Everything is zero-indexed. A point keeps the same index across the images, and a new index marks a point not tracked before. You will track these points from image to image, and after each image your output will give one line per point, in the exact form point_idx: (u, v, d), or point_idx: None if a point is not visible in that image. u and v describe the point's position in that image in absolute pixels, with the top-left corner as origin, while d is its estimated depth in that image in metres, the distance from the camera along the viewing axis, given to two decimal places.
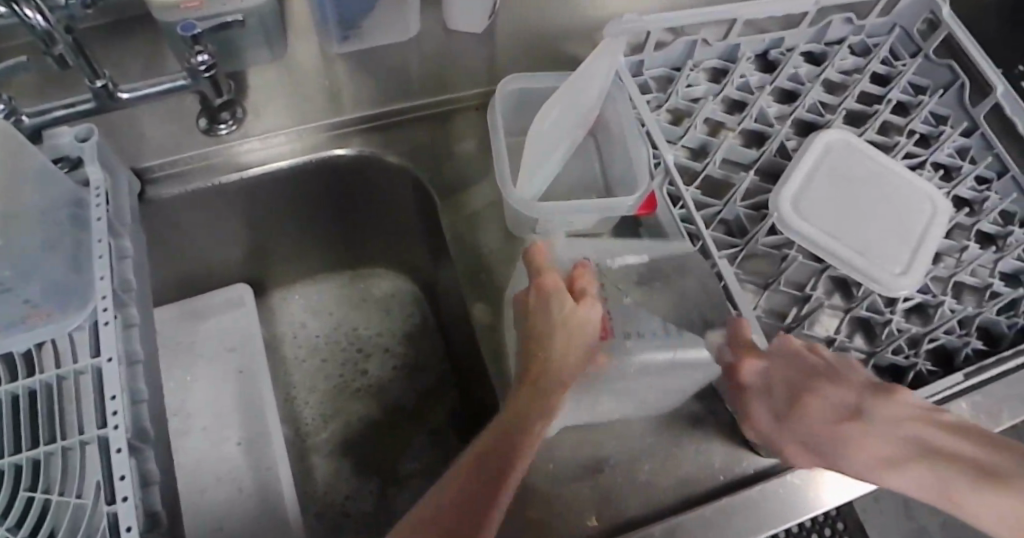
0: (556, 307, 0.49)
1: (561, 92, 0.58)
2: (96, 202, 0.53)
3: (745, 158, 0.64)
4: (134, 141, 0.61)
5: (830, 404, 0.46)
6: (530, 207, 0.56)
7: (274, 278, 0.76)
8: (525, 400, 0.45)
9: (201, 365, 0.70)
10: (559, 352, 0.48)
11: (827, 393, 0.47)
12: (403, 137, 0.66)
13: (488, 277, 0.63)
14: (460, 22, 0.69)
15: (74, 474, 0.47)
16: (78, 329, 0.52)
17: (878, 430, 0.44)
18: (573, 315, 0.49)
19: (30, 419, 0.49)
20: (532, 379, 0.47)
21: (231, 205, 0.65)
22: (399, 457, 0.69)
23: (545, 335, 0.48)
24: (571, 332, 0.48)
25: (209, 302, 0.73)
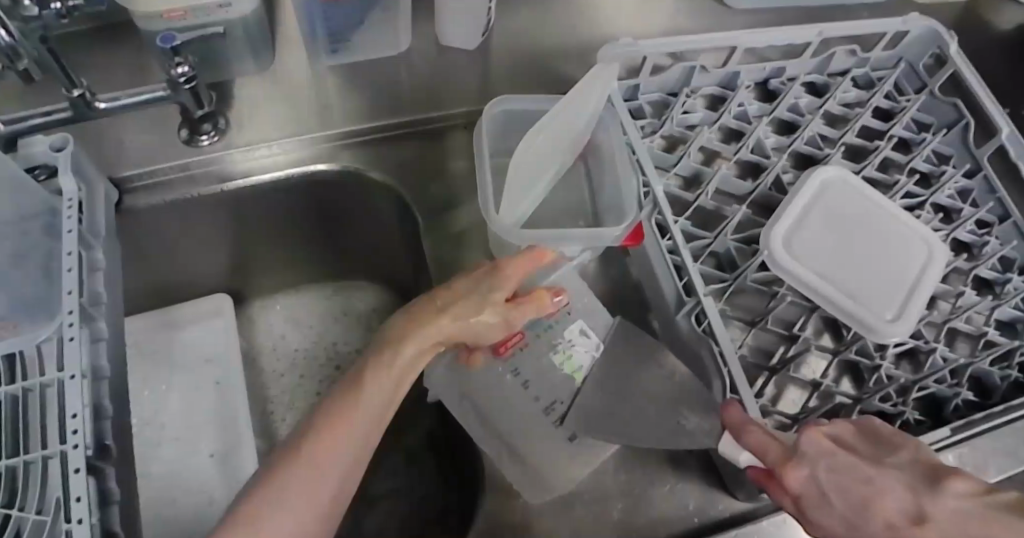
0: (488, 283, 0.50)
1: (553, 114, 0.57)
2: (66, 212, 0.51)
3: (740, 190, 0.63)
4: (114, 149, 0.60)
5: (831, 483, 0.41)
6: (512, 233, 0.54)
7: (257, 288, 0.75)
8: (413, 352, 0.46)
9: (177, 375, 0.69)
10: (436, 327, 0.48)
11: (823, 471, 0.41)
12: (390, 153, 0.65)
13: None
14: (453, 38, 0.68)
15: (30, 492, 0.46)
16: (46, 339, 0.51)
17: (888, 511, 0.39)
18: (490, 299, 0.50)
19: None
20: (428, 329, 0.48)
21: (211, 214, 0.64)
22: (373, 477, 0.68)
23: (461, 297, 0.50)
24: (479, 309, 0.50)
25: (189, 310, 0.72)
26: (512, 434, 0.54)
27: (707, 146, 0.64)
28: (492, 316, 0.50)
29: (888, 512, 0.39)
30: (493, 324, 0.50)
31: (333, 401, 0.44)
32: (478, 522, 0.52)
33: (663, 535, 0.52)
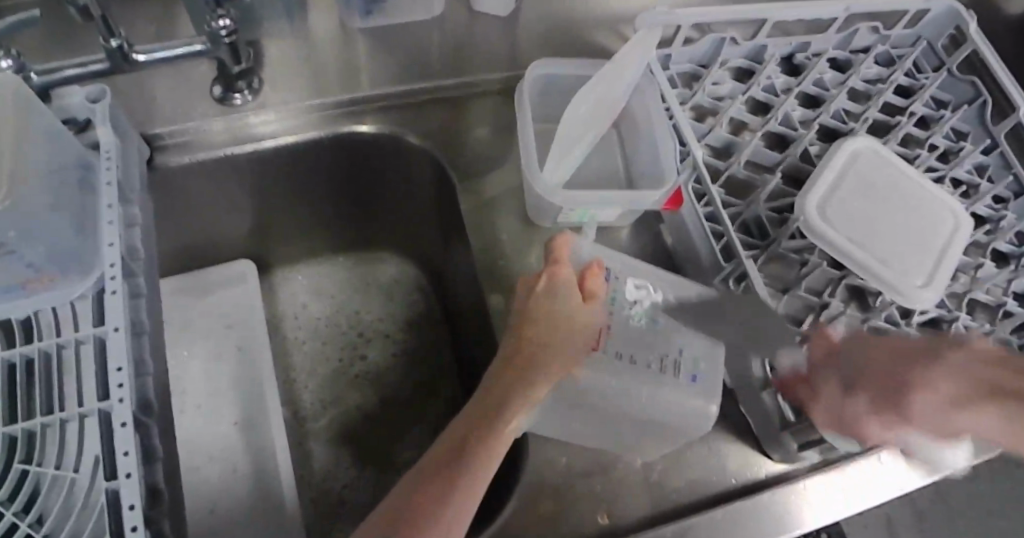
0: (562, 297, 0.49)
1: (596, 80, 0.56)
2: (104, 164, 0.50)
3: (769, 160, 0.63)
4: (144, 105, 0.59)
5: (864, 360, 0.47)
6: (557, 194, 0.54)
7: (277, 256, 0.74)
8: (504, 381, 0.45)
9: (199, 341, 0.68)
10: (524, 373, 0.46)
11: (848, 348, 0.48)
12: (421, 117, 0.64)
13: (502, 264, 0.60)
14: (485, 4, 0.68)
15: (70, 448, 0.45)
16: (80, 297, 0.49)
17: (885, 361, 0.45)
18: (567, 326, 0.48)
19: (25, 387, 0.47)
20: (516, 357, 0.46)
21: (239, 176, 0.63)
22: (397, 444, 0.67)
23: (544, 318, 0.47)
24: (570, 325, 0.48)
25: (208, 277, 0.70)
26: (620, 407, 0.49)
27: (736, 117, 0.65)
28: (580, 344, 0.48)
29: (900, 365, 0.44)
30: (581, 333, 0.49)
31: (432, 464, 0.42)
32: (520, 484, 0.52)
33: (700, 494, 0.53)
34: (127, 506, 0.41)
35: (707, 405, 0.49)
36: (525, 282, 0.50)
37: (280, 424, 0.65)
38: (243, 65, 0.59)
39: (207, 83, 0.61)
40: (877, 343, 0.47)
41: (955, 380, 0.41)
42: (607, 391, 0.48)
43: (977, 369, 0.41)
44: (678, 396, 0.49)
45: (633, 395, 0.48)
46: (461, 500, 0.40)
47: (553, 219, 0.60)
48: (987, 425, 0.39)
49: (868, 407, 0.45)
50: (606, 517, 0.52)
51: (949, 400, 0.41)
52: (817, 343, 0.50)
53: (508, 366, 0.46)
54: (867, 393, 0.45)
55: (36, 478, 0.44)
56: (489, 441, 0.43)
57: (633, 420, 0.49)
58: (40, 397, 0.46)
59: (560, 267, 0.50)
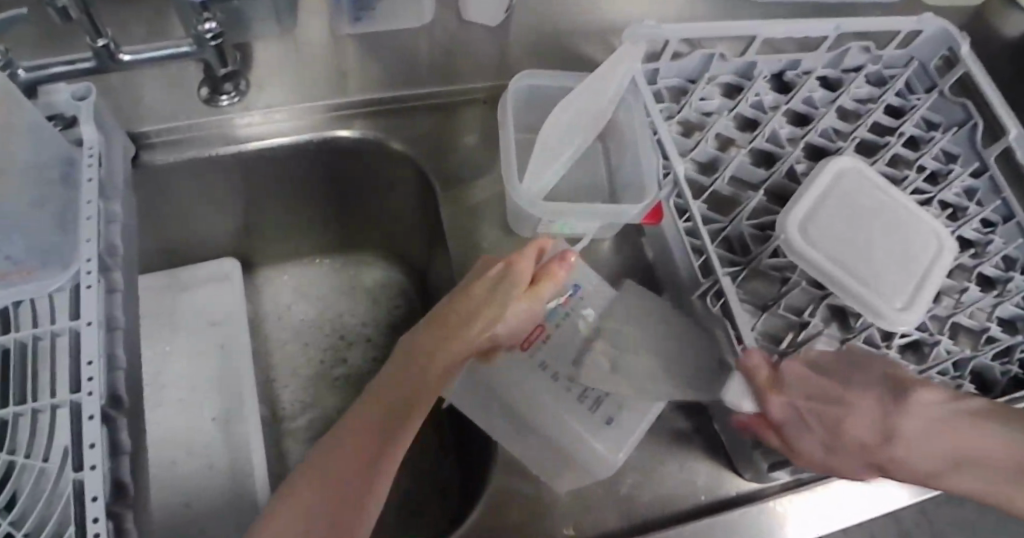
0: (509, 287, 0.51)
1: (576, 94, 0.56)
2: (87, 161, 0.51)
3: (756, 178, 0.63)
4: (132, 102, 0.60)
5: (817, 410, 0.43)
6: (537, 206, 0.54)
7: (264, 255, 0.75)
8: (437, 345, 0.47)
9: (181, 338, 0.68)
10: (453, 348, 0.48)
11: (802, 398, 0.44)
12: (409, 125, 0.64)
13: None
14: (476, 13, 0.67)
15: (40, 438, 0.45)
16: (58, 289, 0.50)
17: (857, 425, 0.42)
18: (495, 314, 0.50)
19: (2, 375, 0.47)
20: (450, 326, 0.48)
21: (226, 176, 0.63)
22: None
23: (483, 300, 0.50)
24: (510, 314, 0.51)
25: (195, 274, 0.71)
26: (547, 433, 0.51)
27: (723, 133, 0.64)
28: (506, 327, 0.51)
29: (857, 422, 0.42)
30: (517, 323, 0.52)
31: (356, 418, 0.43)
32: (487, 492, 0.52)
33: (668, 512, 0.53)
34: (90, 496, 0.41)
35: (617, 449, 0.51)
36: (475, 267, 0.53)
37: (258, 423, 0.65)
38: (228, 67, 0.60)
39: (195, 83, 0.61)
40: (834, 386, 0.44)
41: (931, 454, 0.41)
42: (537, 414, 0.51)
43: (946, 430, 0.41)
44: (596, 436, 0.51)
45: (555, 423, 0.51)
46: (383, 462, 0.42)
47: (533, 228, 0.60)
48: (977, 486, 0.41)
49: (850, 468, 0.44)
50: (571, 530, 0.51)
51: (928, 472, 0.41)
52: (761, 383, 0.44)
53: (440, 332, 0.48)
54: (854, 458, 0.43)
55: (5, 466, 0.45)
56: (415, 408, 0.45)
57: (556, 448, 0.51)
58: (15, 385, 0.47)
59: (519, 258, 0.52)
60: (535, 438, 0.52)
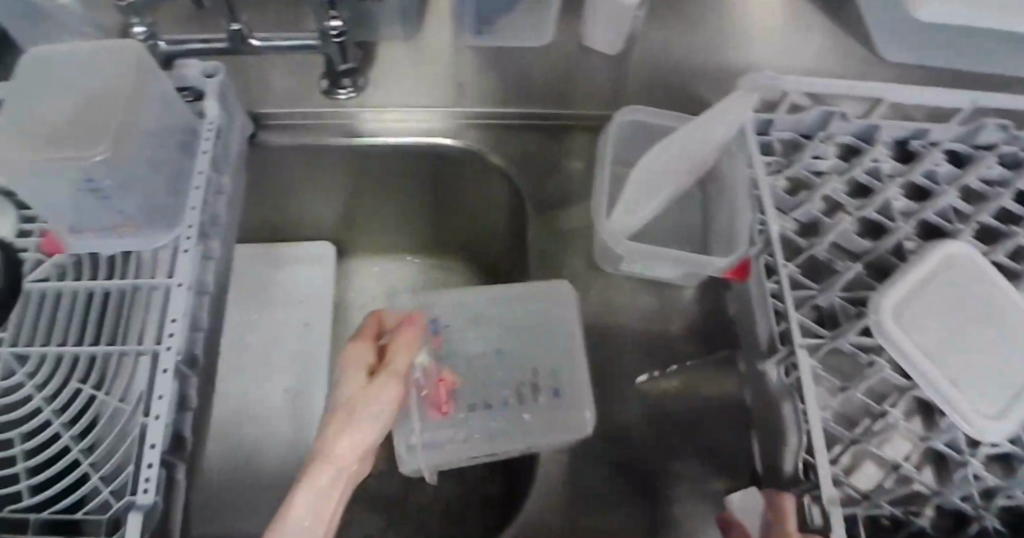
0: (355, 358, 0.50)
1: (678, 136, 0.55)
2: (206, 135, 0.55)
3: (856, 247, 0.60)
4: (257, 85, 0.63)
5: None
6: (620, 244, 0.54)
7: (356, 247, 0.77)
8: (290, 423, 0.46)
9: (263, 310, 0.72)
10: (371, 400, 0.47)
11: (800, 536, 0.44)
12: (515, 142, 0.65)
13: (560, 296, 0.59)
14: (595, 40, 0.63)
15: (120, 378, 0.53)
16: (162, 246, 0.55)
17: None
18: (383, 389, 0.48)
19: (103, 314, 0.55)
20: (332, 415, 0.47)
21: (334, 165, 0.66)
22: None
23: (347, 378, 0.49)
24: (372, 393, 0.48)
25: (290, 252, 0.74)
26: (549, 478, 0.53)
27: (832, 197, 0.61)
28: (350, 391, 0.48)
29: None
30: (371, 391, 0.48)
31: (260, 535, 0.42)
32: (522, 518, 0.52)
33: None
34: (149, 443, 0.45)
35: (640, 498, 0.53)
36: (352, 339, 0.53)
37: (322, 403, 0.68)
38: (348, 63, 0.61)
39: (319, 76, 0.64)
40: None
41: None
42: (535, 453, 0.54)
43: None
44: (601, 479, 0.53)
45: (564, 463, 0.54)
46: None
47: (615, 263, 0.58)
48: None
49: None
50: None
51: None
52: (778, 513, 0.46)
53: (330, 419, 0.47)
54: None
55: (87, 396, 0.53)
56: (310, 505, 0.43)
57: (582, 488, 0.53)
58: (109, 324, 0.55)
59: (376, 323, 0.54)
60: (544, 483, 0.53)
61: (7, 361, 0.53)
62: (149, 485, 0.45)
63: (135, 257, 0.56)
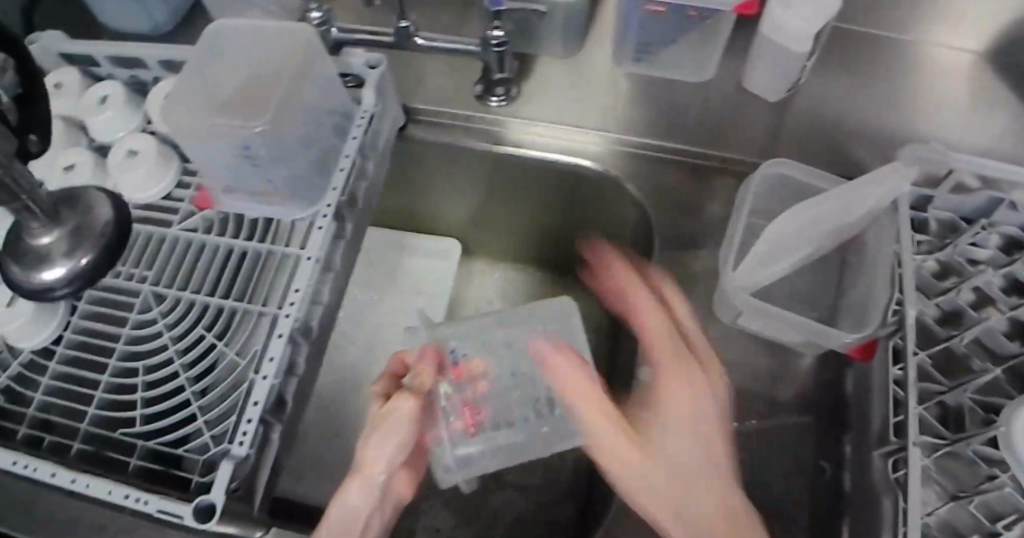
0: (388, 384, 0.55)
1: (827, 200, 0.52)
2: (359, 122, 0.57)
3: (1002, 349, 0.52)
4: (414, 82, 0.66)
5: None
6: (742, 297, 0.52)
7: (478, 249, 0.78)
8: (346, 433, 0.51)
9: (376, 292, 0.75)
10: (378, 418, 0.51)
11: None
12: (659, 175, 0.62)
13: (672, 340, 0.57)
14: (757, 86, 0.62)
15: (242, 335, 0.55)
16: (300, 219, 0.57)
17: None
18: (391, 411, 0.52)
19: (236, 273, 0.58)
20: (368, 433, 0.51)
21: (469, 167, 0.68)
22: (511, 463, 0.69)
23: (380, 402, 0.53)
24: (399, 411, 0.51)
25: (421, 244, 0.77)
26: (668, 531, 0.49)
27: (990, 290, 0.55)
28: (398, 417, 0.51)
29: None
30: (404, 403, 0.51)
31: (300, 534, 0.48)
32: None
33: None
34: (253, 400, 0.49)
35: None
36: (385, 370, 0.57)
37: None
38: (504, 73, 0.62)
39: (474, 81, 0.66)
40: None
41: None
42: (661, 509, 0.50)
43: None
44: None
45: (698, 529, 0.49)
46: None
47: (733, 316, 0.56)
48: None
49: None
50: None
51: None
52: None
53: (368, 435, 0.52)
54: None
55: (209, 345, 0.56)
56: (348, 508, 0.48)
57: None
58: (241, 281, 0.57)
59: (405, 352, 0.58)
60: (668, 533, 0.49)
61: (147, 298, 0.57)
62: (245, 441, 0.48)
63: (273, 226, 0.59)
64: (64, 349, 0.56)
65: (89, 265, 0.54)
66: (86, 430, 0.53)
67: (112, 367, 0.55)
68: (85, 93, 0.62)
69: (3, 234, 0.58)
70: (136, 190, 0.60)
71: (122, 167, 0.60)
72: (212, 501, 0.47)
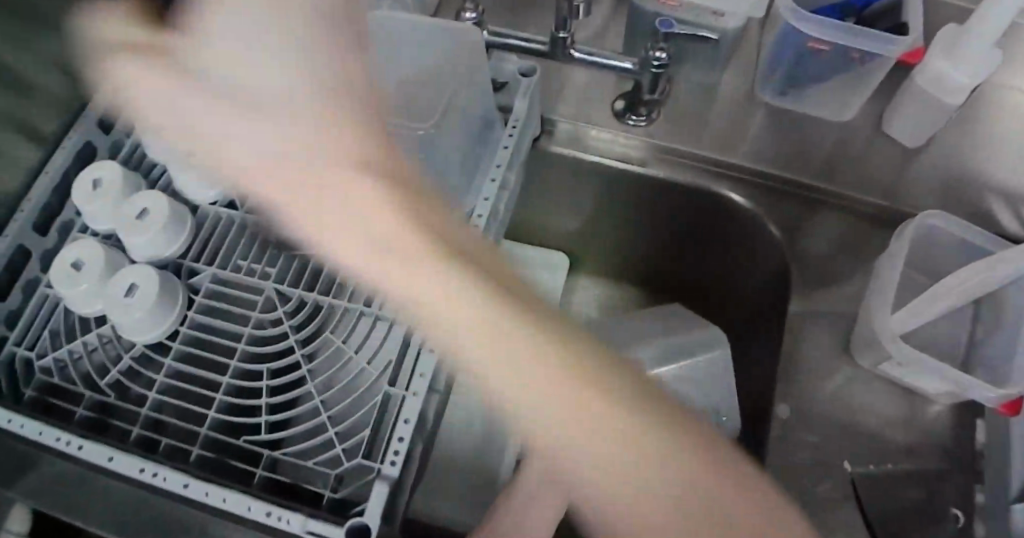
0: None
1: (980, 263, 0.52)
2: (509, 132, 0.58)
3: None
4: (552, 94, 0.66)
5: None
6: (898, 347, 0.52)
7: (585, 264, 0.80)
8: None
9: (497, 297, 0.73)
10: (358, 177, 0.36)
11: None
12: (796, 213, 0.62)
13: (804, 376, 0.58)
14: (898, 129, 0.62)
15: (370, 343, 0.55)
16: None
17: None
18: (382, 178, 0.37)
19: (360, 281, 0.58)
20: None
21: (597, 186, 0.68)
22: None
23: None
24: None
25: (530, 254, 0.75)
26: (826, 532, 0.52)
27: None
28: (364, 194, 0.35)
29: None
30: None
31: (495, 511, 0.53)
32: None
33: None
34: (403, 418, 0.49)
35: None
36: None
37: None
38: (654, 95, 0.61)
39: (613, 97, 0.66)
40: None
41: None
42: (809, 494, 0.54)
43: None
44: None
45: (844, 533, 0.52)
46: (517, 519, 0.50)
47: (872, 361, 0.57)
48: None
49: None
50: None
51: None
52: None
53: None
54: None
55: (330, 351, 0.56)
56: None
57: None
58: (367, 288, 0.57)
59: None
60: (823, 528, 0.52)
61: (271, 297, 0.56)
62: (395, 459, 0.48)
63: None
64: (181, 346, 0.54)
65: (190, 322, 0.55)
66: (206, 435, 0.51)
67: (234, 369, 0.53)
68: None
69: (96, 265, 0.54)
70: None
71: None
72: (366, 522, 0.46)
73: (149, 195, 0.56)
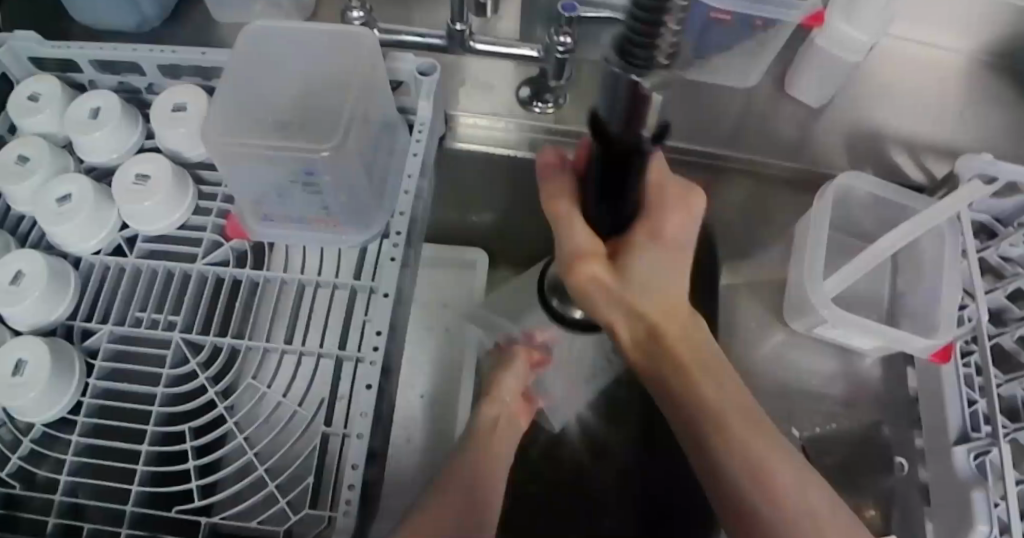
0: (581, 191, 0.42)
1: (906, 225, 0.52)
2: (416, 137, 0.57)
3: None
4: (454, 88, 0.62)
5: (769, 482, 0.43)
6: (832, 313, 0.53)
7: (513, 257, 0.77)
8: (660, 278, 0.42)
9: (418, 303, 0.70)
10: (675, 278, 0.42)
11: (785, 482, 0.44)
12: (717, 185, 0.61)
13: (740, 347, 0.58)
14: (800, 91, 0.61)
15: (300, 381, 0.53)
16: (348, 245, 0.56)
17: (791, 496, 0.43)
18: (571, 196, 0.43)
19: (276, 314, 0.55)
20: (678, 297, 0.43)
21: (511, 180, 0.65)
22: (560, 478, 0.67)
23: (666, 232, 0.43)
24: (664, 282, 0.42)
25: (447, 254, 0.72)
26: None
27: None
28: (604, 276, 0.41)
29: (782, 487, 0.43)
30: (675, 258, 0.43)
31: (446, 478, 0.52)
32: None
33: None
34: (351, 464, 0.47)
35: None
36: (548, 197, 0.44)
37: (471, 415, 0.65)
38: (559, 81, 0.59)
39: (518, 84, 0.63)
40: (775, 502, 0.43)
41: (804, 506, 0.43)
42: None
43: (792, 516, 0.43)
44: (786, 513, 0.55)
45: None
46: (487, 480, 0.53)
47: (808, 326, 0.57)
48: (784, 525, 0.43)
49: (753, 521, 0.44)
50: None
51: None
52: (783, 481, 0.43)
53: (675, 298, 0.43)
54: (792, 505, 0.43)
55: (254, 398, 0.52)
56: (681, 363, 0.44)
57: None
58: (286, 323, 0.54)
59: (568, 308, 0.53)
60: None
61: (179, 348, 0.51)
62: (349, 507, 0.46)
63: (326, 252, 0.56)
64: (86, 419, 0.48)
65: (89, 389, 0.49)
66: (134, 512, 0.46)
67: (150, 436, 0.48)
68: (66, 105, 0.53)
69: None
70: (145, 222, 0.53)
71: (126, 196, 0.52)
72: None
73: (20, 256, 0.50)
